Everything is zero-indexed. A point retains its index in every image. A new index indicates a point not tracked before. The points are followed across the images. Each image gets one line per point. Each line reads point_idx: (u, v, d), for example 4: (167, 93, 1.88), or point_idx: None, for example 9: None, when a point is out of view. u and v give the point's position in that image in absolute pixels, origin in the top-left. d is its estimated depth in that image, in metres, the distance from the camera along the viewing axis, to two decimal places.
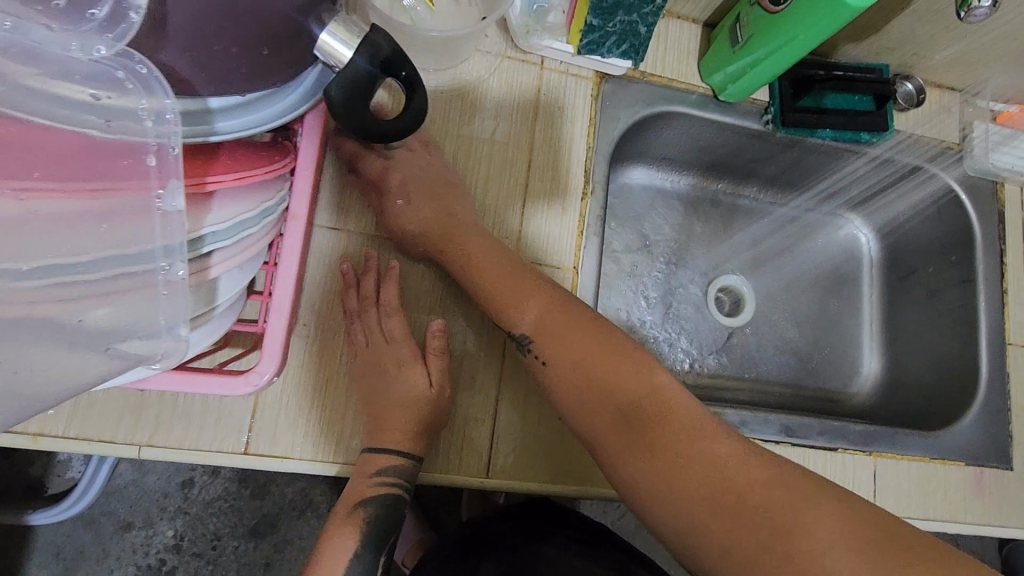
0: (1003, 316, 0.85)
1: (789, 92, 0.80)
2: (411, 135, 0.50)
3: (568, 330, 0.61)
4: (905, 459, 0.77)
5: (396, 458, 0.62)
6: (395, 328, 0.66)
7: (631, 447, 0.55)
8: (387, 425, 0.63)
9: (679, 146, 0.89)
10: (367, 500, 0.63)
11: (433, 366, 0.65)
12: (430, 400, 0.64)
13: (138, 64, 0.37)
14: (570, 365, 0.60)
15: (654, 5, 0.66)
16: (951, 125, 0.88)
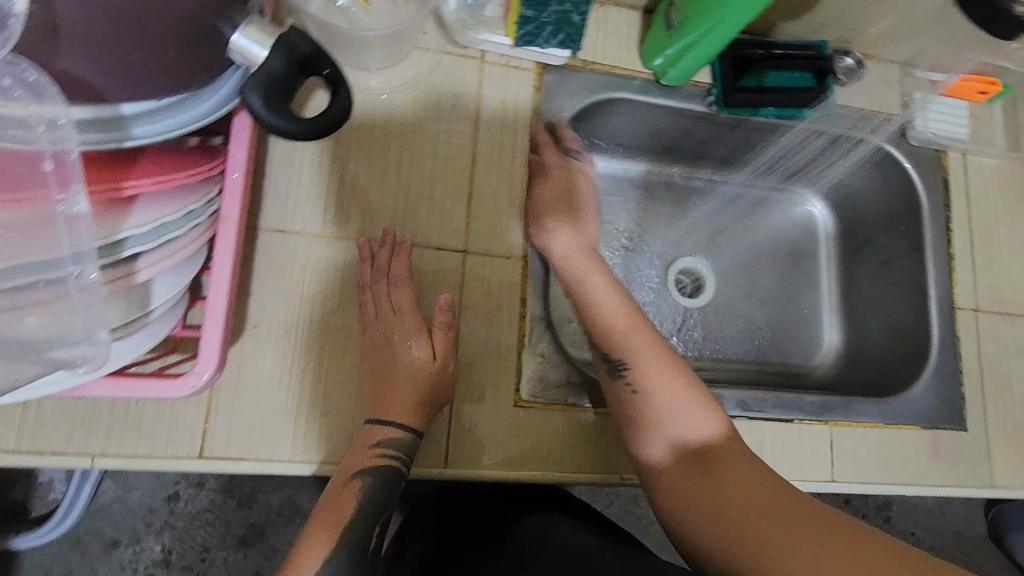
0: (952, 282, 0.87)
1: (729, 73, 0.81)
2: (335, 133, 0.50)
3: (666, 368, 0.65)
4: (860, 426, 0.79)
5: (397, 429, 0.63)
6: (403, 299, 0.66)
7: (691, 476, 0.59)
8: (393, 396, 0.63)
9: (630, 133, 0.90)
10: (365, 470, 0.62)
11: (437, 339, 0.66)
12: (432, 372, 0.65)
13: (25, 72, 0.39)
14: (660, 396, 0.64)
15: None
16: (892, 98, 0.89)
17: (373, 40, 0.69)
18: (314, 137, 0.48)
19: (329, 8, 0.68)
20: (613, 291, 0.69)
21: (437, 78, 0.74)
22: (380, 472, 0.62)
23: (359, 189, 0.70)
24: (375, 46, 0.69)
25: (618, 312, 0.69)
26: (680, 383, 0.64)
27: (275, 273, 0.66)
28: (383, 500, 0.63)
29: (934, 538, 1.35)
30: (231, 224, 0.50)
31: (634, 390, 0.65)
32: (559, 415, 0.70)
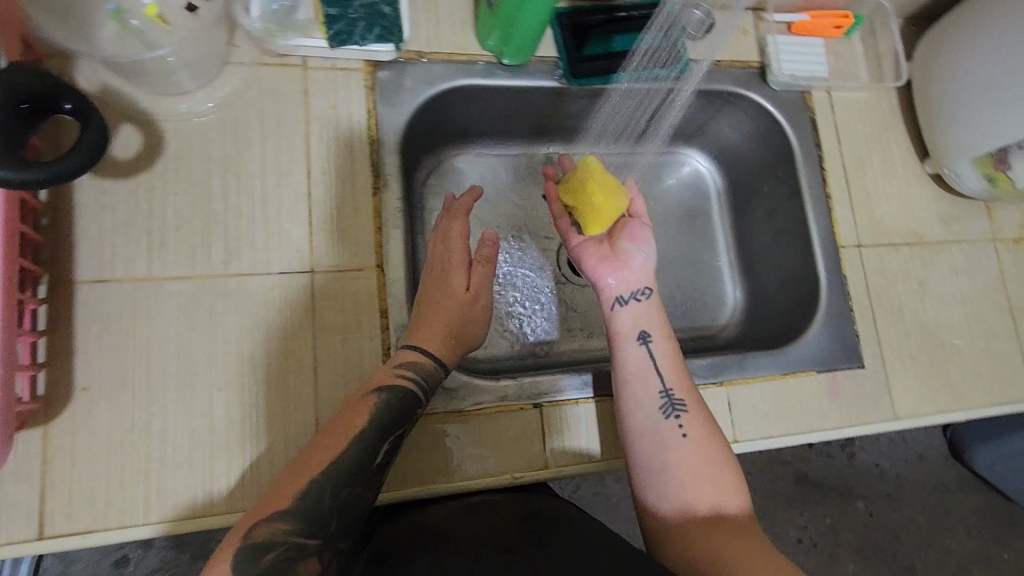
0: (832, 221, 0.86)
1: (571, 43, 0.79)
2: (92, 169, 0.45)
3: (710, 427, 0.66)
4: (757, 382, 0.78)
5: (425, 356, 0.63)
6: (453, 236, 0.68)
7: (711, 539, 0.59)
8: (427, 324, 0.64)
9: (493, 118, 0.87)
10: (386, 387, 0.60)
11: (474, 274, 0.68)
12: (464, 302, 0.66)
13: None
14: (700, 452, 0.64)
15: None
16: (747, 45, 0.88)
17: (173, 64, 0.64)
18: (61, 179, 0.44)
19: (123, 34, 0.65)
20: (669, 342, 0.70)
21: (257, 92, 0.69)
22: (398, 394, 0.60)
23: (190, 221, 0.65)
24: (177, 69, 0.65)
25: (677, 363, 0.69)
26: (720, 446, 0.65)
27: (101, 327, 0.61)
28: (397, 420, 0.59)
29: (897, 465, 1.35)
30: None
31: (682, 437, 0.65)
32: (444, 421, 0.68)
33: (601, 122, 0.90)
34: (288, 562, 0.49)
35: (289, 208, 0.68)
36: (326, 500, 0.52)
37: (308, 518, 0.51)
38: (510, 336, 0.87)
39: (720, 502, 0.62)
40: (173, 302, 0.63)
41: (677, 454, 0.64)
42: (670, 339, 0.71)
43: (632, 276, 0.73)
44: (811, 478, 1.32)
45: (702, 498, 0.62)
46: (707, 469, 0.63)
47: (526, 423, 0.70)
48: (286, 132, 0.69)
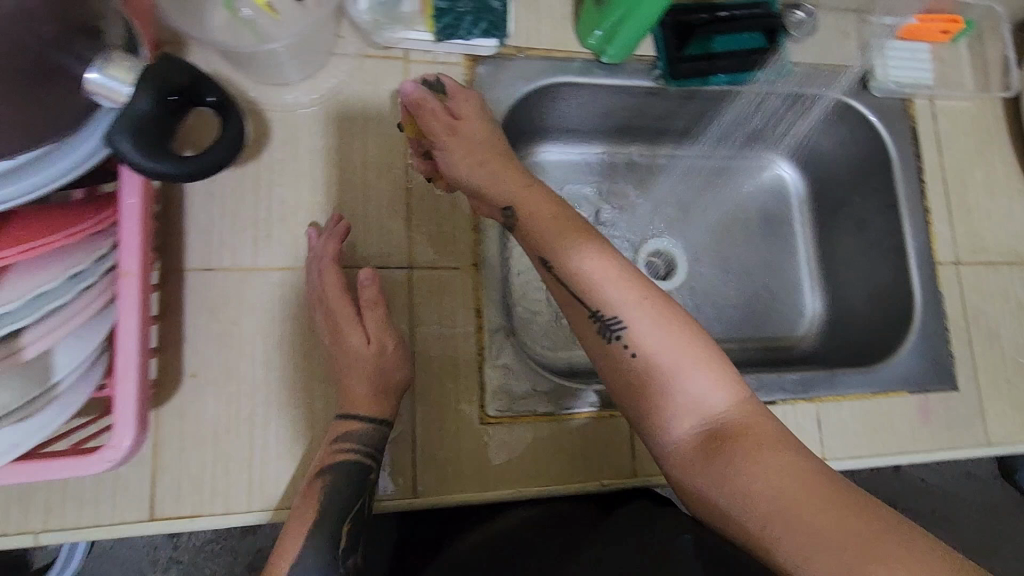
0: (930, 236, 0.83)
1: (674, 43, 0.76)
2: (234, 163, 0.45)
3: (665, 322, 0.51)
4: (846, 400, 0.77)
5: (359, 423, 0.60)
6: (332, 288, 0.62)
7: (709, 456, 0.47)
8: (352, 386, 0.61)
9: (581, 116, 0.85)
10: (328, 469, 0.59)
11: (368, 320, 0.63)
12: (371, 357, 0.61)
13: None
14: (666, 357, 0.50)
15: None
16: (851, 48, 0.84)
17: (283, 55, 0.64)
18: (207, 172, 0.44)
19: (233, 22, 0.63)
20: (575, 234, 0.56)
21: (360, 85, 0.69)
22: (343, 471, 0.59)
23: (293, 213, 0.65)
24: (288, 60, 0.65)
25: (594, 267, 0.53)
26: (688, 334, 0.51)
27: (208, 316, 0.62)
28: (356, 493, 0.59)
29: (945, 482, 1.30)
30: (133, 278, 0.46)
31: (632, 355, 0.51)
32: (528, 426, 0.67)
33: (732, 116, 0.88)
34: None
35: (386, 207, 0.68)
36: None
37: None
38: None
39: (712, 407, 0.49)
40: (275, 294, 0.64)
41: (638, 372, 0.51)
42: (576, 235, 0.55)
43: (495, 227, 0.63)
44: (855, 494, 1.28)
45: (688, 413, 0.49)
46: (685, 370, 0.50)
47: (616, 432, 0.70)
48: (385, 125, 0.69)
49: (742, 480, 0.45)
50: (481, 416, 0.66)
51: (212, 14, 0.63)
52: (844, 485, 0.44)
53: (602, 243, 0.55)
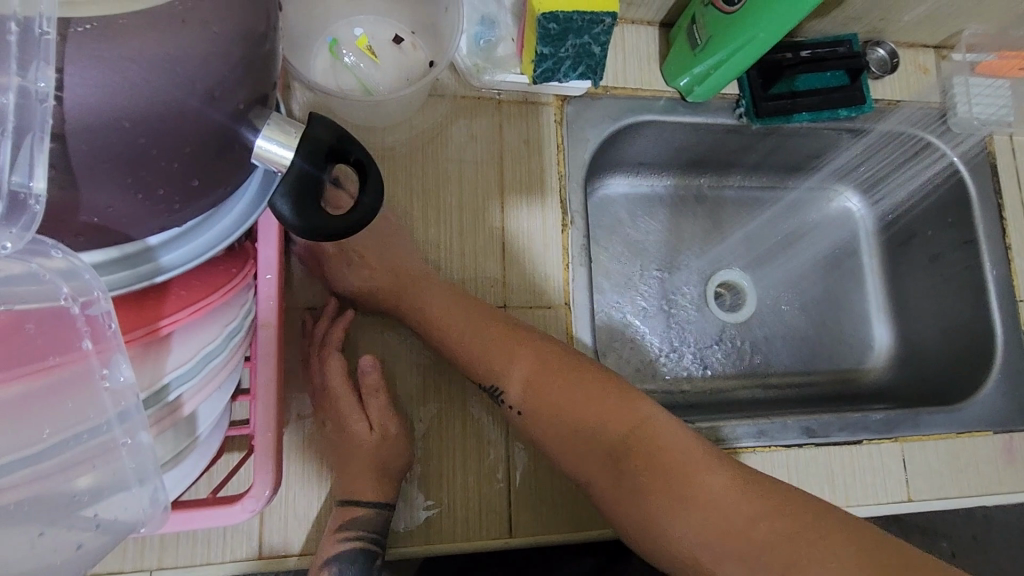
0: (1010, 273, 0.83)
1: (758, 82, 0.77)
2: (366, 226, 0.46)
3: (548, 378, 0.61)
4: (931, 439, 0.76)
5: (362, 509, 0.58)
6: (336, 376, 0.61)
7: (630, 490, 0.57)
8: (356, 476, 0.59)
9: (655, 152, 0.85)
10: (333, 560, 0.57)
11: (371, 406, 0.62)
12: (375, 444, 0.60)
13: (54, 248, 0.31)
14: (559, 411, 0.60)
15: (604, 25, 0.61)
16: (929, 86, 0.85)
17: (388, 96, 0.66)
18: (344, 236, 0.45)
19: (336, 66, 0.65)
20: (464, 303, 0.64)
21: (455, 122, 0.71)
22: (348, 560, 0.57)
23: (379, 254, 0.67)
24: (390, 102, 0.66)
25: (477, 330, 0.63)
26: (571, 379, 0.61)
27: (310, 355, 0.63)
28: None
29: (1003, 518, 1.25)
30: (271, 329, 0.49)
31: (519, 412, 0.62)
32: None
33: (842, 159, 0.90)
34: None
35: (479, 249, 0.69)
36: None
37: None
38: (659, 372, 0.86)
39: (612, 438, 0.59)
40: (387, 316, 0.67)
41: (537, 427, 0.61)
42: (450, 304, 0.64)
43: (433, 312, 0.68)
44: (895, 515, 1.19)
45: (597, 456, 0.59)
46: (585, 417, 0.60)
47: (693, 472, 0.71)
48: (475, 166, 0.70)
49: (664, 512, 0.55)
50: None
51: (318, 56, 0.65)
52: (750, 493, 0.54)
53: (478, 307, 0.65)
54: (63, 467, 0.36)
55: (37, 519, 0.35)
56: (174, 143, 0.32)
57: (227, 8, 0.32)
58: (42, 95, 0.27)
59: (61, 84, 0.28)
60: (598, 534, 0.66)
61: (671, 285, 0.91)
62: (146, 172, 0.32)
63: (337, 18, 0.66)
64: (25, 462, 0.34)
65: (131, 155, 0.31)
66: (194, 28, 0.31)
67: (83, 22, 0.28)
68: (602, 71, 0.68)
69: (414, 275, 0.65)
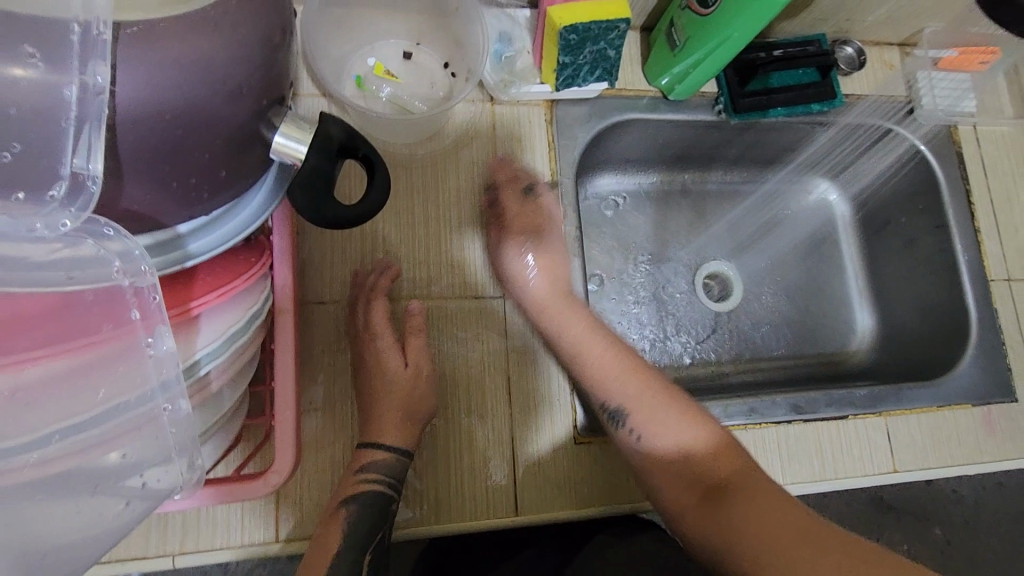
0: (981, 254, 0.87)
1: (734, 80, 0.82)
2: (366, 220, 0.48)
3: (660, 407, 0.62)
4: (913, 413, 0.80)
5: (384, 452, 0.61)
6: (379, 318, 0.66)
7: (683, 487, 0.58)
8: (383, 416, 0.62)
9: (640, 149, 0.90)
10: (352, 499, 0.59)
11: (411, 349, 0.66)
12: (408, 378, 0.64)
13: (105, 227, 0.34)
14: (665, 436, 0.61)
15: (619, 30, 0.67)
16: (896, 81, 0.90)
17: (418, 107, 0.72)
18: (344, 226, 0.47)
19: (365, 95, 0.71)
20: (601, 339, 0.66)
21: (451, 126, 0.76)
22: (368, 499, 0.59)
23: (380, 247, 0.71)
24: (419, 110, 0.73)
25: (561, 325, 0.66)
26: (678, 415, 0.61)
27: (320, 347, 0.67)
28: (376, 523, 0.60)
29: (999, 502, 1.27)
30: (287, 315, 0.52)
31: (636, 437, 0.62)
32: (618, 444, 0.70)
33: (813, 152, 0.95)
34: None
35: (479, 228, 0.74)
36: None
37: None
38: (654, 359, 0.90)
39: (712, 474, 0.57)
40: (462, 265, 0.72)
41: (650, 450, 0.61)
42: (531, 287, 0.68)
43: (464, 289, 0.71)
44: (888, 500, 1.23)
45: (688, 481, 0.58)
46: (685, 444, 0.60)
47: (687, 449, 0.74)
48: (472, 166, 0.75)
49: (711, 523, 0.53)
50: (574, 436, 0.70)
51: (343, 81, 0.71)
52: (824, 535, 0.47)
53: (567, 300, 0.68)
54: (101, 440, 0.38)
55: (78, 484, 0.37)
56: (207, 131, 0.35)
57: (252, 14, 0.36)
58: (99, 88, 0.31)
59: (114, 79, 0.31)
60: (603, 509, 0.69)
61: (660, 277, 0.94)
62: (181, 161, 0.35)
63: (350, 49, 0.72)
64: (68, 433, 0.36)
65: (171, 145, 0.34)
66: (225, 29, 0.34)
67: (130, 26, 0.32)
68: (617, 71, 0.74)
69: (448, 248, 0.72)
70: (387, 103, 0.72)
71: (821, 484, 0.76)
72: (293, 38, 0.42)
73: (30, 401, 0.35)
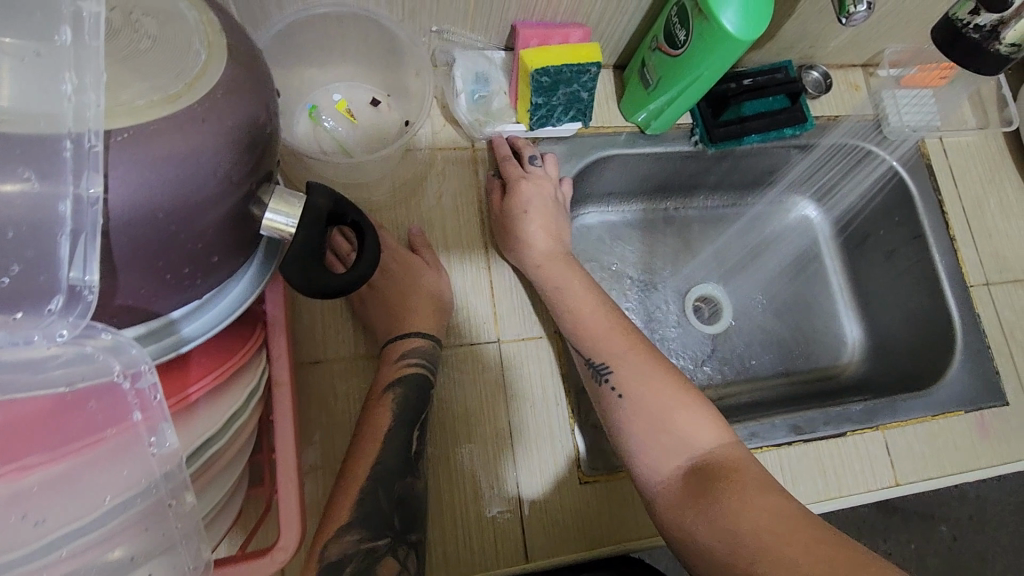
0: (959, 261, 0.90)
1: (708, 112, 0.84)
2: (356, 286, 0.48)
3: (649, 374, 0.65)
4: (909, 424, 0.81)
5: (417, 339, 0.67)
6: (389, 241, 0.72)
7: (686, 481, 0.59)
8: (415, 311, 0.69)
9: (622, 181, 0.91)
10: (397, 381, 0.64)
11: (426, 254, 0.73)
12: (434, 275, 0.71)
13: (104, 331, 0.35)
14: (653, 402, 0.63)
15: (592, 73, 0.70)
16: (861, 100, 0.93)
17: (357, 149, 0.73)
18: (333, 294, 0.47)
19: (315, 129, 0.72)
20: (618, 329, 0.69)
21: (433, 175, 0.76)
22: (410, 380, 0.64)
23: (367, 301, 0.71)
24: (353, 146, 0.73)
25: (586, 318, 0.70)
26: (665, 384, 0.64)
27: (318, 407, 0.66)
28: (420, 405, 0.64)
29: (1009, 498, 1.27)
30: (285, 387, 0.51)
31: (620, 396, 0.65)
32: (623, 481, 0.70)
33: (795, 175, 0.98)
34: (366, 566, 0.55)
35: (458, 203, 0.76)
36: (381, 501, 0.58)
37: (371, 524, 0.57)
38: None
39: (698, 446, 0.61)
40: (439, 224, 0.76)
41: (630, 415, 0.63)
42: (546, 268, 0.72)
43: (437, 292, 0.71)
44: (894, 505, 1.24)
45: (674, 450, 0.61)
46: (674, 414, 0.62)
47: None
48: (457, 210, 0.76)
49: (700, 504, 0.56)
50: (579, 476, 0.70)
51: (299, 125, 0.71)
52: (802, 518, 0.53)
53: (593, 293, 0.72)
54: (102, 539, 0.37)
55: None
56: (200, 223, 0.36)
57: (235, 107, 0.37)
58: (93, 200, 0.31)
59: (106, 187, 0.32)
60: (614, 548, 0.69)
61: (650, 304, 0.95)
62: (172, 254, 0.36)
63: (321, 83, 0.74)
64: (73, 535, 0.36)
65: (164, 240, 0.35)
66: (213, 121, 0.35)
67: (120, 133, 0.32)
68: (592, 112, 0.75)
69: (441, 207, 0.76)
70: (330, 137, 0.72)
71: (825, 502, 0.76)
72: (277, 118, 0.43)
73: (29, 513, 0.34)
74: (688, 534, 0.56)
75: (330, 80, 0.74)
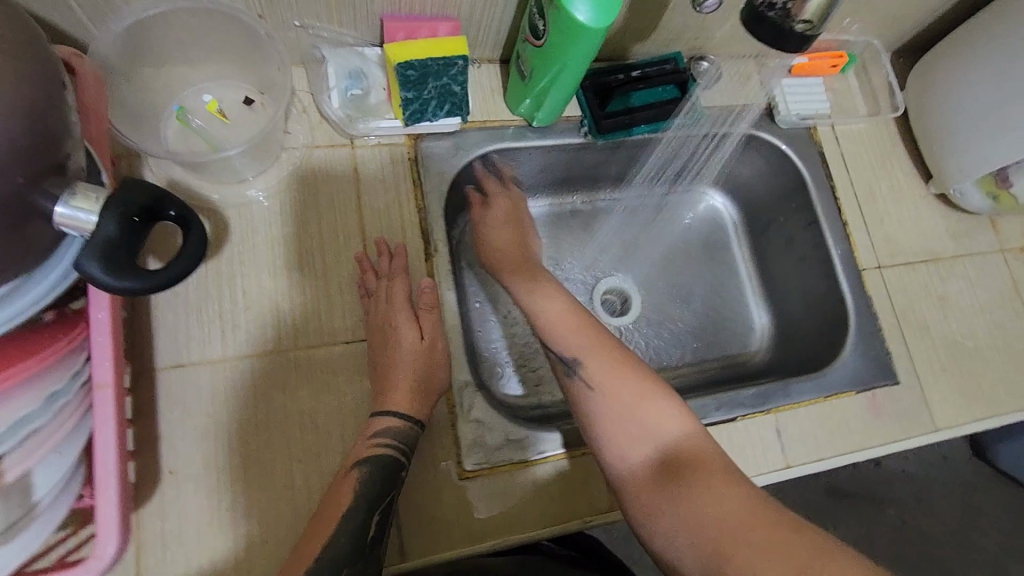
0: (851, 246, 0.91)
1: (595, 103, 0.84)
2: (176, 282, 0.46)
3: (618, 369, 0.63)
4: (801, 407, 0.82)
5: (398, 419, 0.64)
6: (398, 297, 0.69)
7: (657, 476, 0.57)
8: (395, 386, 0.65)
9: (522, 174, 0.91)
10: (365, 460, 0.62)
11: (425, 322, 0.70)
12: (423, 350, 0.68)
13: None
14: (621, 396, 0.62)
15: (458, 64, 0.70)
16: (754, 89, 0.95)
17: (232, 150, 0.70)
18: (141, 290, 0.44)
19: (184, 131, 0.70)
20: None
21: (312, 172, 0.74)
22: (380, 462, 0.62)
23: (238, 301, 0.69)
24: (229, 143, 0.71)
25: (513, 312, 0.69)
26: (636, 381, 0.62)
27: (182, 411, 0.64)
28: (386, 487, 0.62)
29: (933, 478, 1.29)
30: (107, 390, 0.50)
31: (590, 391, 0.63)
32: (505, 476, 0.70)
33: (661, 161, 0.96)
34: None
35: (338, 197, 0.74)
36: None
37: None
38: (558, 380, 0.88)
39: (666, 438, 0.59)
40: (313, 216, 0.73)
41: (597, 410, 0.62)
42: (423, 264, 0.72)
43: (438, 355, 0.69)
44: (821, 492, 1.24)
45: (643, 442, 0.59)
46: (640, 408, 0.61)
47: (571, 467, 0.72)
48: (336, 206, 0.74)
49: (680, 502, 0.55)
50: (459, 471, 0.69)
51: (167, 130, 0.69)
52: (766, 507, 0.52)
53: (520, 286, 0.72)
54: None
55: None
56: None
57: None
58: None
59: None
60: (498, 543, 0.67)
61: None
62: None
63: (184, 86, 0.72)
64: None
65: None
66: None
67: None
68: (468, 106, 0.75)
69: (323, 204, 0.74)
70: (198, 135, 0.70)
71: None
72: (64, 114, 0.42)
73: None
74: (664, 530, 0.55)
75: (196, 78, 0.72)
